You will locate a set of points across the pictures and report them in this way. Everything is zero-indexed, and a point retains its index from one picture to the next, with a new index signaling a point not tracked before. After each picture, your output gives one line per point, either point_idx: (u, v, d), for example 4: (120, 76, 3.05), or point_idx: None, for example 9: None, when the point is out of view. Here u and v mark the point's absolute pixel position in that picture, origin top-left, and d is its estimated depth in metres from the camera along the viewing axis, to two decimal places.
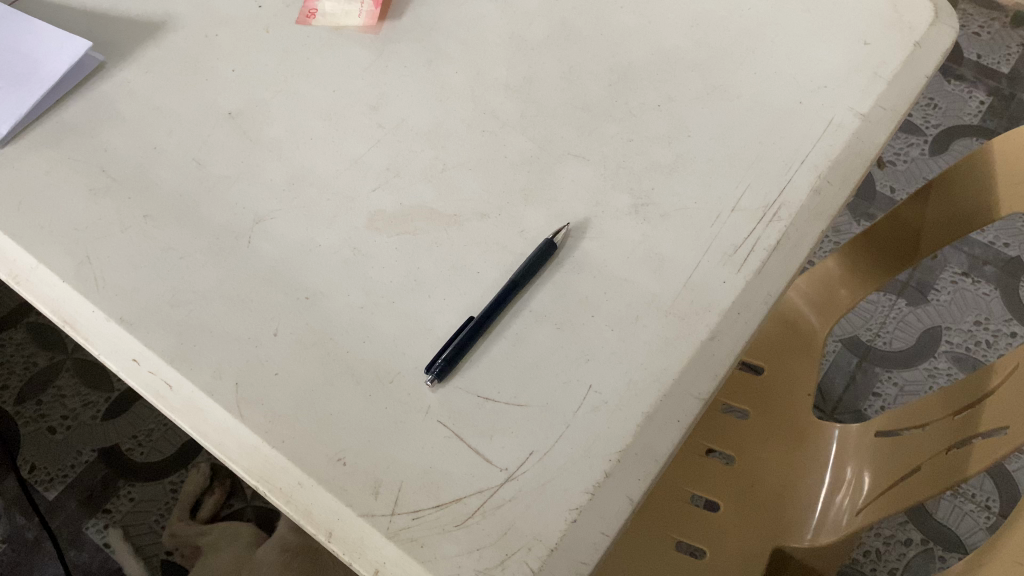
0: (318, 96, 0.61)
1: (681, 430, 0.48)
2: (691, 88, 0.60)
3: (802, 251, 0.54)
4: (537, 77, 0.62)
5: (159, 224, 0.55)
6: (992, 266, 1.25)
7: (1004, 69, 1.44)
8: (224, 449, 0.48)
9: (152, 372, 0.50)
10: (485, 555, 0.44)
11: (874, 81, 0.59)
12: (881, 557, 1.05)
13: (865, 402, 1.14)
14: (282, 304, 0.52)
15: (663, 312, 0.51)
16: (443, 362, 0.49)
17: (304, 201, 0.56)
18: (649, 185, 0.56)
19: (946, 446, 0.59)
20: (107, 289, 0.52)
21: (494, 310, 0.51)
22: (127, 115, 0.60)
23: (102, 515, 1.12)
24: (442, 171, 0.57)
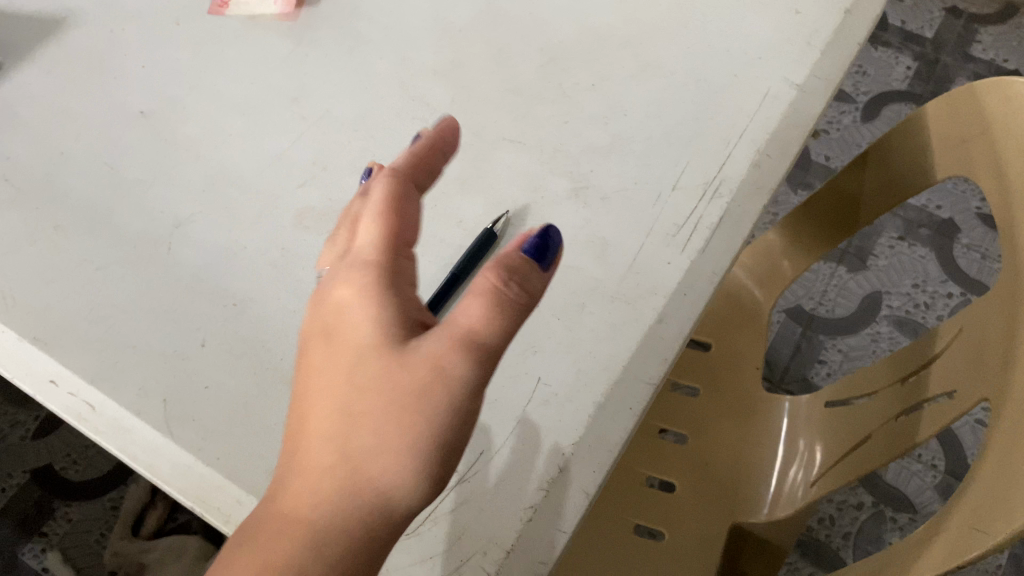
0: (235, 90, 0.58)
1: (634, 417, 0.46)
2: (624, 65, 0.59)
3: (744, 228, 0.52)
4: (465, 60, 0.59)
5: (69, 235, 0.52)
6: (926, 229, 1.27)
7: (928, 33, 1.46)
8: (156, 470, 0.45)
9: (72, 394, 0.47)
10: (439, 563, 0.43)
11: (807, 51, 0.58)
12: (835, 522, 1.05)
13: (811, 370, 1.15)
14: (209, 313, 0.49)
15: (609, 298, 0.50)
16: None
17: (226, 202, 0.53)
18: (588, 168, 0.54)
19: (896, 413, 0.59)
20: (18, 308, 0.49)
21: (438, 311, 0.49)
22: (29, 120, 0.56)
23: (39, 539, 1.04)
24: (372, 163, 0.55)
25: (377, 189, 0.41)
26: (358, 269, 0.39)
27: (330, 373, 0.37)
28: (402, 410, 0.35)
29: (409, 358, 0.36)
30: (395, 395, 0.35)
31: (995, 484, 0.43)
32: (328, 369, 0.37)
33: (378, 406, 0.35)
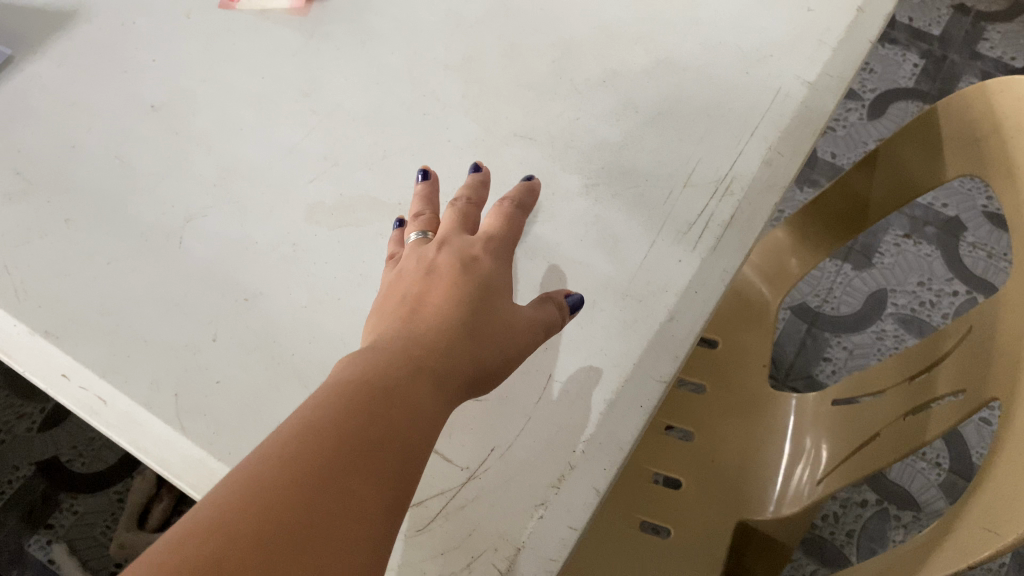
0: (246, 84, 0.58)
1: (645, 415, 0.46)
2: (636, 62, 0.58)
3: (757, 226, 0.52)
4: (477, 55, 0.59)
5: (80, 227, 0.52)
6: (932, 227, 1.26)
7: (936, 31, 1.45)
8: (168, 464, 0.45)
9: (83, 387, 0.47)
10: (450, 559, 0.43)
11: (819, 49, 0.58)
12: (839, 520, 1.04)
13: (816, 367, 1.15)
14: (220, 307, 0.49)
15: (620, 295, 0.50)
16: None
17: (238, 196, 0.53)
18: (599, 164, 0.54)
19: (904, 412, 0.59)
20: (30, 300, 0.49)
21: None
22: (41, 113, 0.56)
23: (45, 530, 1.05)
24: (383, 158, 0.55)
25: (498, 206, 0.47)
26: (493, 245, 0.44)
27: (445, 302, 0.41)
28: (495, 370, 0.40)
29: (506, 331, 0.41)
30: (498, 354, 0.41)
31: (1007, 485, 0.43)
32: (431, 305, 0.41)
33: (484, 348, 0.40)
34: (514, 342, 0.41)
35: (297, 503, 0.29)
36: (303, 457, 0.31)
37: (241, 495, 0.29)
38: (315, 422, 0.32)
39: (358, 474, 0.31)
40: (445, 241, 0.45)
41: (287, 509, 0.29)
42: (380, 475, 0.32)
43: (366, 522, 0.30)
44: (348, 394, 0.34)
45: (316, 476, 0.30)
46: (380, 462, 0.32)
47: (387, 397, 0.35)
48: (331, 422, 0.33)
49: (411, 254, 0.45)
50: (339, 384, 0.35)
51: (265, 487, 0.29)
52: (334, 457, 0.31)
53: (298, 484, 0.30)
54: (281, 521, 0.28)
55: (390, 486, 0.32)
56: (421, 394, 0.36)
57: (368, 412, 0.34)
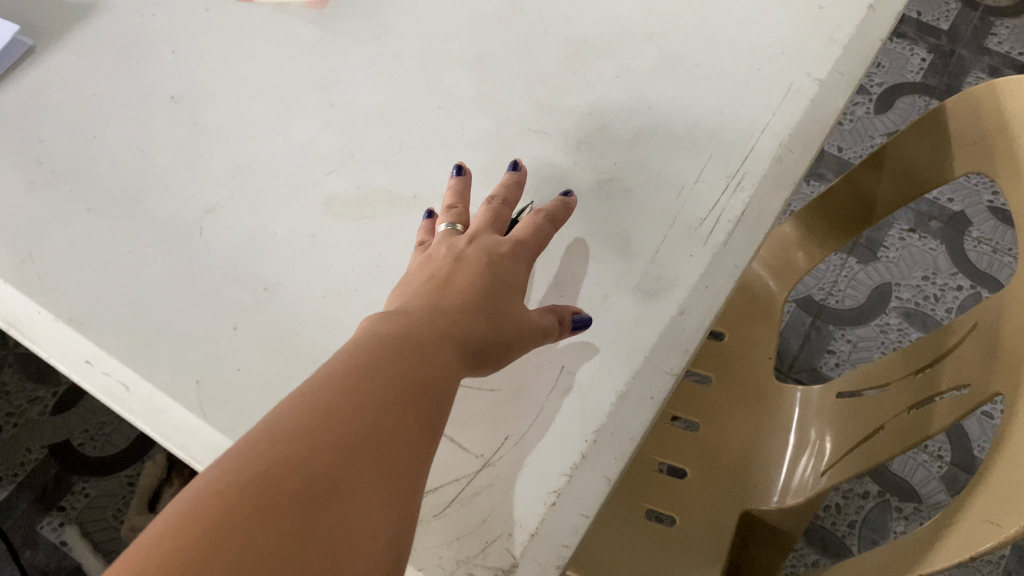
0: (263, 78, 0.59)
1: (654, 407, 0.47)
2: (648, 58, 0.59)
3: (766, 222, 0.53)
4: (491, 51, 0.60)
5: (102, 217, 0.53)
6: (938, 222, 1.26)
7: (944, 25, 1.45)
8: (188, 450, 0.46)
9: (106, 374, 0.48)
10: (465, 544, 0.44)
11: (829, 47, 0.58)
12: (840, 511, 1.05)
13: (820, 360, 1.16)
14: (239, 297, 0.50)
15: (632, 290, 0.51)
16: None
17: (256, 188, 0.54)
18: (612, 160, 0.55)
19: (908, 405, 0.60)
20: (54, 288, 0.51)
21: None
22: (62, 104, 0.57)
23: (57, 513, 1.06)
24: (398, 152, 0.56)
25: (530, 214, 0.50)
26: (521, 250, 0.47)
27: (470, 285, 0.44)
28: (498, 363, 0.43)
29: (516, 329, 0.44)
30: (508, 348, 0.43)
31: (1009, 480, 0.44)
32: (458, 286, 0.44)
33: (499, 337, 0.43)
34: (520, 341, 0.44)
35: (361, 424, 0.32)
36: (359, 386, 0.34)
37: (312, 414, 0.32)
38: (364, 361, 0.36)
39: (405, 406, 0.35)
40: (475, 237, 0.48)
41: (352, 427, 0.32)
42: (422, 408, 0.36)
43: (414, 446, 0.34)
44: (389, 341, 0.38)
45: (371, 404, 0.34)
46: (421, 397, 0.36)
47: (423, 346, 0.38)
48: (379, 361, 0.36)
49: (441, 241, 0.48)
50: (381, 332, 0.38)
51: (332, 409, 0.33)
52: (384, 389, 0.35)
53: (358, 409, 0.33)
54: (350, 437, 0.32)
55: (430, 419, 0.36)
56: (453, 348, 0.40)
57: (410, 356, 0.37)
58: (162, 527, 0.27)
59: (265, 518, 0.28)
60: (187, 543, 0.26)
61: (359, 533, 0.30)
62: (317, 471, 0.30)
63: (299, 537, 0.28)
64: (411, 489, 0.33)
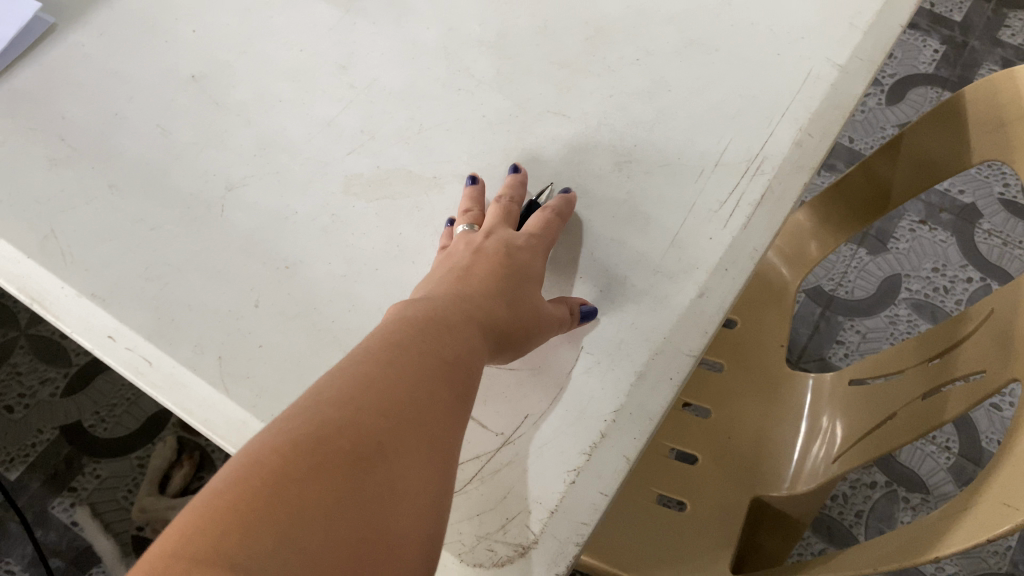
0: (283, 58, 0.59)
1: (674, 387, 0.48)
2: (669, 42, 0.59)
3: (786, 206, 0.53)
4: (511, 33, 0.60)
5: (125, 195, 0.53)
6: (948, 213, 1.24)
7: (957, 17, 1.43)
8: (211, 425, 0.47)
9: (130, 349, 0.49)
10: (486, 520, 0.45)
11: (850, 32, 0.58)
12: (848, 500, 1.05)
13: (829, 350, 1.15)
14: (262, 275, 0.51)
15: (651, 272, 0.51)
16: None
17: (277, 167, 0.55)
18: (632, 143, 0.55)
19: (922, 393, 0.60)
20: (78, 264, 0.51)
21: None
22: (84, 82, 0.57)
23: (69, 493, 1.06)
24: (419, 133, 0.56)
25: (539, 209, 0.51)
26: (535, 244, 0.49)
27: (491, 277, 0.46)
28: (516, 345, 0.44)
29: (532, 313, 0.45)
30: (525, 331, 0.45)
31: None
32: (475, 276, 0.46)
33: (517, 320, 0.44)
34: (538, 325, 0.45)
35: (399, 394, 0.34)
36: (393, 361, 0.36)
37: (351, 385, 0.34)
38: (396, 340, 0.38)
39: (437, 380, 0.37)
40: (492, 232, 0.49)
41: (391, 397, 0.34)
42: (453, 382, 0.38)
43: (447, 418, 0.36)
44: (418, 322, 0.40)
45: (406, 377, 0.36)
46: (451, 374, 0.38)
47: (451, 326, 0.40)
48: (409, 340, 0.38)
49: (458, 238, 0.49)
50: (410, 315, 0.40)
51: (371, 381, 0.35)
52: (416, 365, 0.37)
53: (395, 382, 0.35)
54: (389, 405, 0.34)
55: (461, 393, 0.38)
56: (477, 330, 0.42)
57: (439, 336, 0.39)
58: (241, 461, 0.30)
59: (316, 473, 0.29)
60: (246, 491, 0.28)
61: (403, 491, 0.31)
62: (360, 434, 0.32)
63: (348, 491, 0.30)
64: (447, 453, 0.35)
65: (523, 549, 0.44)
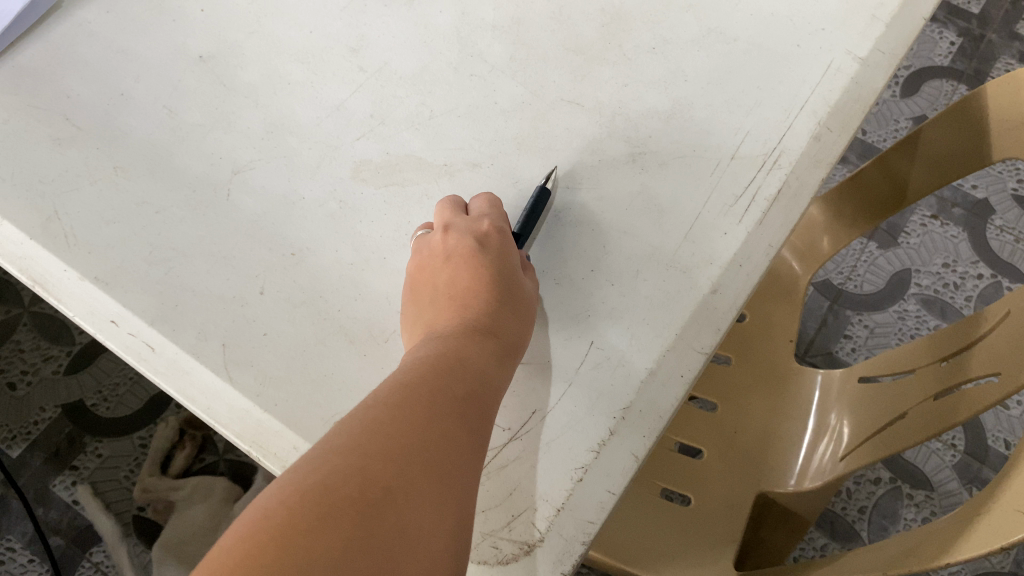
0: (293, 40, 0.58)
1: (684, 385, 0.47)
2: (686, 30, 0.57)
3: (802, 202, 0.52)
4: (526, 17, 0.58)
5: (130, 176, 0.52)
6: (960, 208, 1.22)
7: (975, 8, 1.40)
8: (213, 413, 0.47)
9: (133, 334, 0.48)
10: (492, 517, 0.44)
11: (872, 24, 0.56)
12: (851, 496, 1.03)
13: (836, 344, 1.14)
14: (268, 261, 0.50)
15: (663, 266, 0.50)
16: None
17: (285, 150, 0.54)
18: (646, 133, 0.54)
19: (934, 393, 0.59)
20: (82, 245, 0.50)
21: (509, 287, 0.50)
22: (90, 60, 0.56)
23: (70, 472, 1.06)
24: (429, 119, 0.55)
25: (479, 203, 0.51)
26: (496, 221, 0.50)
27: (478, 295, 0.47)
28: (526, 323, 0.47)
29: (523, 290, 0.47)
30: (521, 309, 0.47)
31: None
32: (463, 287, 0.47)
33: (512, 305, 0.46)
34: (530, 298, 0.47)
35: (407, 438, 0.35)
36: (406, 405, 0.37)
37: (362, 428, 0.35)
38: (409, 382, 0.39)
39: (447, 419, 0.38)
40: (448, 226, 0.49)
41: (399, 440, 0.35)
42: (465, 424, 0.38)
43: (460, 462, 0.36)
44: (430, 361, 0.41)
45: (418, 420, 0.37)
46: (462, 415, 0.39)
47: (462, 362, 0.42)
48: (423, 381, 0.39)
49: (427, 254, 0.49)
50: (417, 356, 0.42)
51: (382, 425, 0.36)
52: (429, 407, 0.38)
53: (405, 425, 0.36)
54: (398, 450, 0.35)
55: (474, 434, 0.39)
56: (488, 360, 0.43)
57: (448, 375, 0.40)
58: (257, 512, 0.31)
59: (324, 521, 0.30)
60: (258, 544, 0.29)
61: (415, 534, 0.32)
62: (366, 478, 0.33)
63: (355, 534, 0.30)
64: (459, 496, 0.35)
65: (529, 547, 0.43)
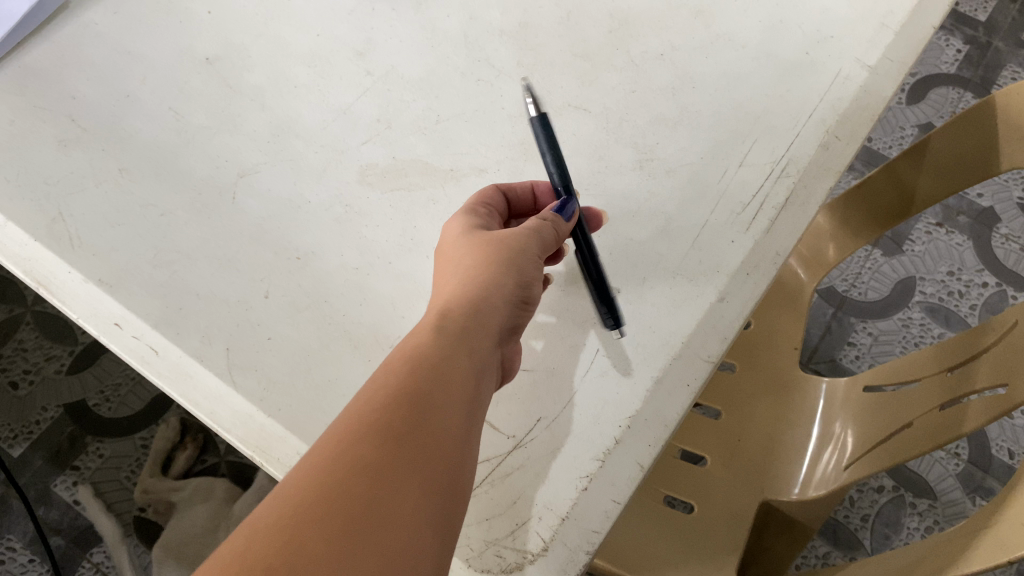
0: (299, 42, 0.57)
1: (691, 394, 0.46)
2: (695, 36, 0.57)
3: (810, 210, 0.51)
4: (534, 22, 0.58)
5: (135, 178, 0.52)
6: (966, 216, 1.21)
7: (982, 16, 1.39)
8: (217, 417, 0.46)
9: (136, 337, 0.48)
10: (496, 525, 0.44)
11: (881, 32, 0.56)
12: (854, 504, 1.03)
13: (840, 351, 1.14)
14: (273, 265, 0.50)
15: (670, 274, 0.50)
16: (613, 312, 0.48)
17: (290, 154, 0.53)
18: (654, 139, 0.54)
19: (940, 403, 0.58)
20: (87, 247, 0.50)
21: (576, 231, 0.49)
22: (96, 62, 0.56)
23: (71, 472, 1.06)
24: (436, 123, 0.54)
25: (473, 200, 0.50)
26: (480, 215, 0.48)
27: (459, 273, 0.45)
28: (522, 272, 0.45)
29: (507, 241, 0.45)
30: (511, 264, 0.45)
31: None
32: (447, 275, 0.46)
33: (497, 266, 0.44)
34: (520, 242, 0.46)
35: (362, 476, 0.32)
36: (364, 434, 0.34)
37: (313, 469, 0.32)
38: (369, 406, 0.35)
39: (419, 407, 0.36)
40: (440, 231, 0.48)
41: (353, 481, 0.31)
42: (432, 446, 0.35)
43: (424, 494, 0.33)
44: (395, 373, 0.37)
45: (376, 452, 0.33)
46: (436, 399, 0.37)
47: (436, 361, 0.38)
48: (385, 403, 0.35)
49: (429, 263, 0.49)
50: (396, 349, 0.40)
51: (334, 462, 0.32)
52: (397, 399, 0.36)
53: (359, 460, 0.32)
54: (365, 451, 0.33)
55: (444, 457, 0.35)
56: (465, 355, 0.40)
57: (421, 360, 0.38)
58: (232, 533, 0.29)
59: (281, 536, 0.29)
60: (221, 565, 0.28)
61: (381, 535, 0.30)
62: (336, 490, 0.31)
63: (317, 547, 0.29)
64: (426, 535, 0.32)
65: (532, 555, 0.43)
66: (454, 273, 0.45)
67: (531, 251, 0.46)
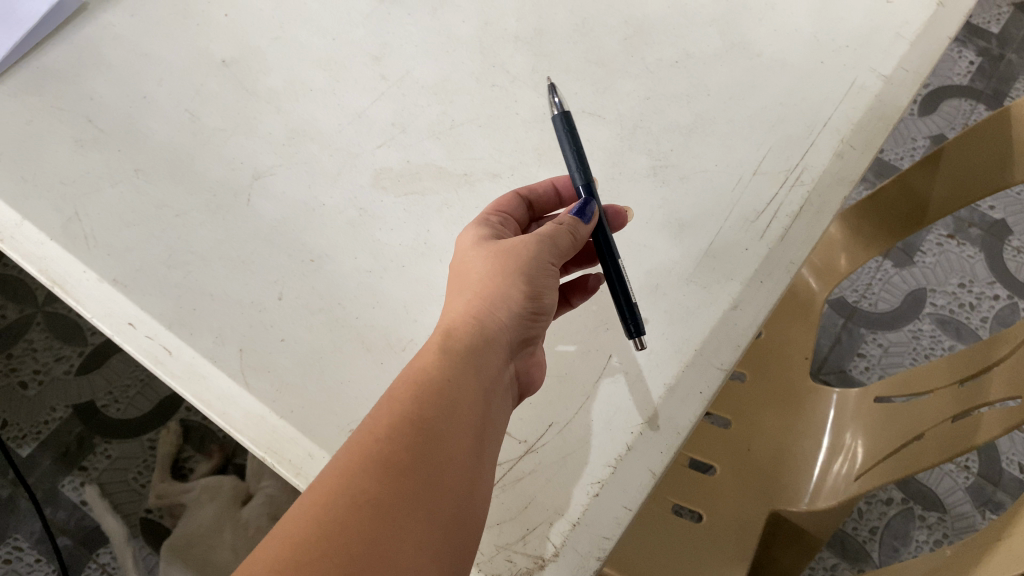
0: (315, 46, 0.58)
1: (704, 402, 0.46)
2: (710, 44, 0.57)
3: (825, 219, 0.51)
4: (549, 28, 0.58)
5: (150, 179, 0.53)
6: (977, 228, 1.21)
7: (994, 28, 1.39)
8: (228, 417, 0.46)
9: (150, 337, 0.48)
10: (507, 530, 0.44)
11: (896, 42, 0.56)
12: (862, 516, 1.02)
13: (850, 362, 1.13)
14: (285, 268, 0.50)
15: (683, 282, 0.50)
16: (635, 318, 0.46)
17: (305, 157, 0.54)
18: (668, 146, 0.54)
19: (952, 414, 0.58)
20: (101, 248, 0.50)
21: (597, 232, 0.48)
22: (114, 63, 0.57)
23: (78, 472, 1.06)
24: (451, 128, 0.55)
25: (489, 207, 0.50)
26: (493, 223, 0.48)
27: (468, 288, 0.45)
28: (533, 282, 0.44)
29: (516, 249, 0.45)
30: (519, 275, 0.44)
31: None
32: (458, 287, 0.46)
33: (505, 278, 0.44)
34: (531, 249, 0.45)
35: (363, 511, 0.33)
36: (368, 467, 0.35)
37: (316, 504, 0.33)
38: (371, 436, 0.36)
39: (420, 435, 0.37)
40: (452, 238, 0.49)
41: (355, 517, 0.33)
42: (435, 475, 0.36)
43: (425, 522, 0.34)
44: (401, 398, 0.38)
45: (377, 486, 0.34)
46: (439, 424, 0.38)
47: (439, 384, 0.39)
48: (390, 431, 0.36)
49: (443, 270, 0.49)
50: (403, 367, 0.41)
51: (335, 498, 0.34)
52: (399, 428, 0.37)
53: (363, 495, 0.34)
54: (364, 488, 0.34)
55: (447, 484, 0.36)
56: (468, 377, 0.40)
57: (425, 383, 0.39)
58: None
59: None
60: None
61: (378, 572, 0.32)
62: (336, 531, 0.32)
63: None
64: (427, 566, 0.33)
65: (544, 561, 0.43)
66: (463, 288, 0.45)
67: (542, 260, 0.45)
